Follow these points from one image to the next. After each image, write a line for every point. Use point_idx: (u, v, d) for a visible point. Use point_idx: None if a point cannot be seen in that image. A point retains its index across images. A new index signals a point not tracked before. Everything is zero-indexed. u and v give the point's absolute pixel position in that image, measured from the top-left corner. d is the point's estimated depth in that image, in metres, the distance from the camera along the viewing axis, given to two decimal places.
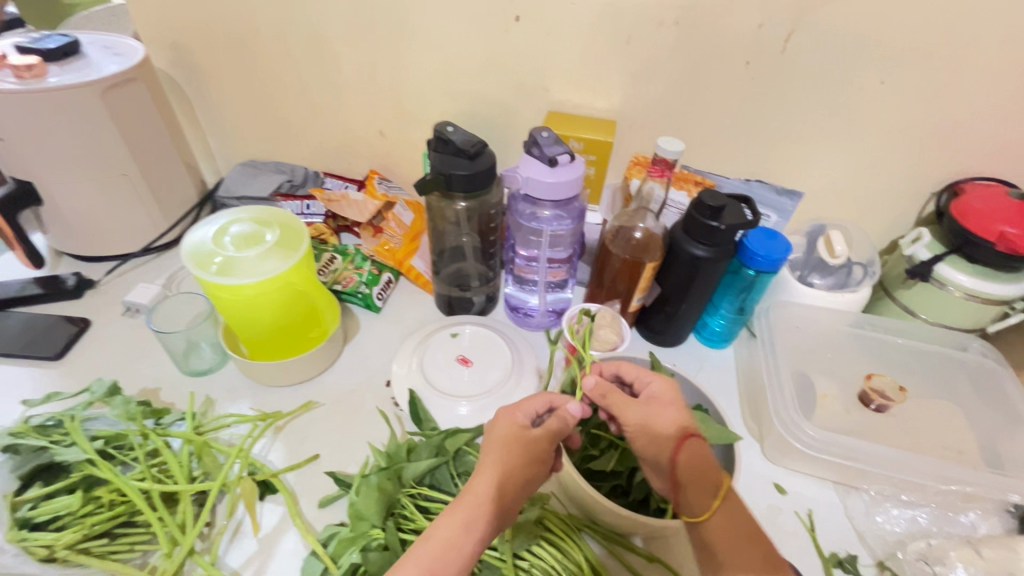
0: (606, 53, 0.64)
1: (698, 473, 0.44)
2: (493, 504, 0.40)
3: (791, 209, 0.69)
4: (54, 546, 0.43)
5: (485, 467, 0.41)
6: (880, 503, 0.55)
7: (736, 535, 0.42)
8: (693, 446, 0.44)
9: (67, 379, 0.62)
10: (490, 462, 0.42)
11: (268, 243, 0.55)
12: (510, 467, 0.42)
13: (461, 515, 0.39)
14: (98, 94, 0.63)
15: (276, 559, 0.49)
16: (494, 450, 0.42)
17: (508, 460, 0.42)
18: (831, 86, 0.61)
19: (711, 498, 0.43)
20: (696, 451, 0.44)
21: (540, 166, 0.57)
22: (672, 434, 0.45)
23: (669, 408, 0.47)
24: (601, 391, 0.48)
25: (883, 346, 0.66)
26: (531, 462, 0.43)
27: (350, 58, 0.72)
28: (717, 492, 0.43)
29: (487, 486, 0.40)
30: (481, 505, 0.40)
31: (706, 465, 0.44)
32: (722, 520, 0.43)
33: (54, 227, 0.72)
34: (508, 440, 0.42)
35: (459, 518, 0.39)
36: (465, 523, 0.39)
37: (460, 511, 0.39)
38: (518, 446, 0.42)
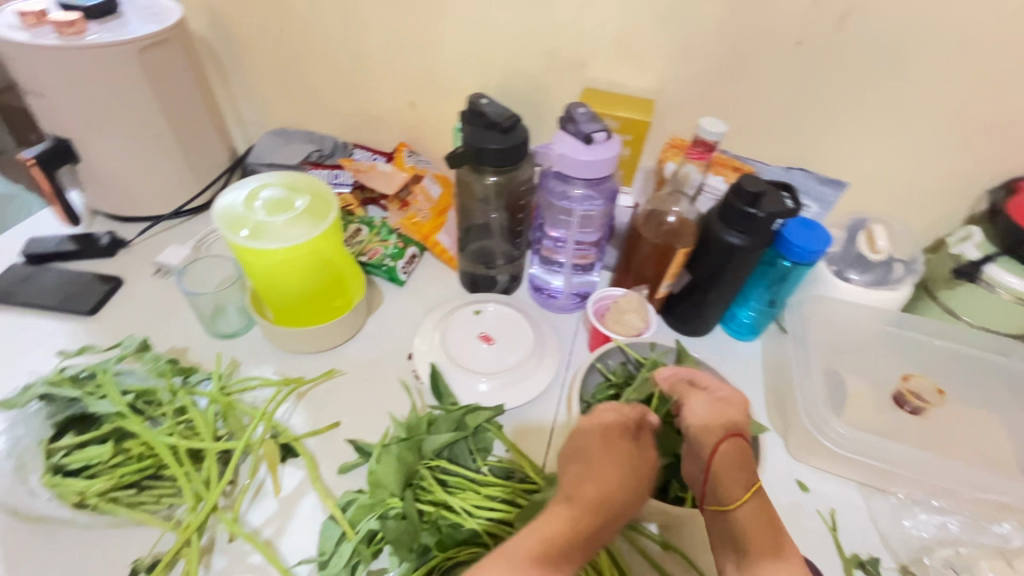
0: (648, 27, 0.61)
1: (733, 469, 0.43)
2: (602, 514, 0.39)
3: (832, 200, 0.66)
4: (86, 492, 0.44)
5: (598, 474, 0.41)
6: (908, 507, 0.53)
7: (765, 527, 0.41)
8: (734, 443, 0.43)
9: (100, 335, 0.63)
10: (601, 470, 0.42)
11: (298, 210, 0.55)
12: (624, 479, 0.42)
13: (576, 519, 0.38)
14: (134, 54, 0.64)
15: (294, 521, 0.50)
16: (601, 460, 0.42)
17: (617, 473, 0.42)
18: (887, 71, 0.58)
19: (740, 490, 0.42)
20: (740, 450, 0.43)
21: (575, 143, 0.55)
22: (720, 426, 0.44)
23: (736, 404, 0.46)
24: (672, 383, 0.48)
25: (921, 348, 0.63)
26: (640, 486, 0.42)
27: (384, 26, 0.71)
28: (748, 486, 0.42)
29: (601, 498, 0.40)
30: (592, 516, 0.39)
31: (746, 461, 0.43)
32: (752, 513, 0.42)
33: (91, 185, 0.74)
34: (619, 452, 0.43)
35: (565, 520, 0.38)
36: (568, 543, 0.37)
37: (569, 516, 0.39)
38: (630, 460, 0.43)
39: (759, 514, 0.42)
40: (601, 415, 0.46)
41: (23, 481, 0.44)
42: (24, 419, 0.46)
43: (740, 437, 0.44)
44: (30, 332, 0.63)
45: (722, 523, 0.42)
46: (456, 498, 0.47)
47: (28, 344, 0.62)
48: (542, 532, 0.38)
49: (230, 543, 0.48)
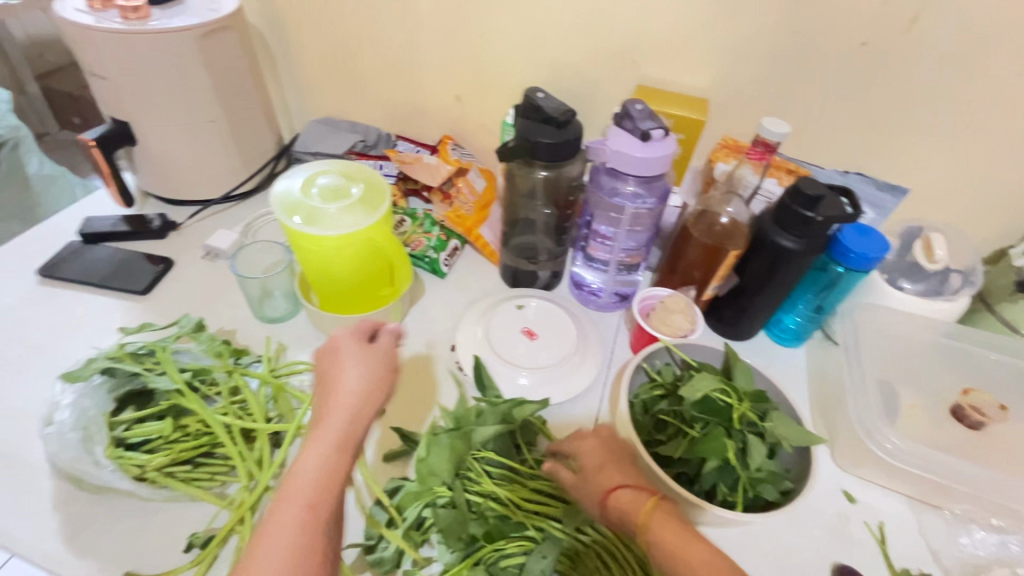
0: (706, 25, 0.61)
1: (629, 513, 0.41)
2: (323, 486, 0.40)
3: (892, 207, 0.64)
4: (146, 466, 0.46)
5: (337, 399, 0.45)
6: (963, 525, 0.51)
7: (705, 558, 0.38)
8: (624, 490, 0.43)
9: (152, 314, 0.64)
10: (321, 438, 0.42)
11: (352, 198, 0.55)
12: (327, 442, 0.42)
13: (301, 506, 0.39)
14: (195, 40, 0.65)
15: (341, 505, 0.50)
16: (333, 402, 0.45)
17: (343, 429, 0.44)
18: (955, 75, 0.56)
19: (666, 522, 0.40)
20: (635, 495, 0.42)
21: (631, 140, 0.55)
22: (593, 465, 0.45)
23: (604, 449, 0.47)
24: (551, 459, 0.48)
25: (979, 363, 0.60)
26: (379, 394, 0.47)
27: (436, 19, 0.71)
28: (681, 519, 0.41)
29: (322, 448, 0.42)
30: (302, 481, 0.40)
31: (641, 488, 0.43)
32: (676, 534, 0.39)
33: (145, 168, 0.75)
34: (363, 370, 0.47)
35: (312, 471, 0.41)
36: (305, 517, 0.38)
37: (306, 507, 0.39)
38: (370, 369, 0.47)
39: (668, 526, 0.40)
40: (356, 380, 0.46)
41: (89, 452, 0.45)
42: (90, 393, 0.48)
43: (627, 485, 0.43)
44: (86, 309, 0.64)
45: (650, 554, 0.40)
46: (504, 489, 0.48)
47: (85, 320, 0.63)
48: (305, 497, 0.39)
49: None
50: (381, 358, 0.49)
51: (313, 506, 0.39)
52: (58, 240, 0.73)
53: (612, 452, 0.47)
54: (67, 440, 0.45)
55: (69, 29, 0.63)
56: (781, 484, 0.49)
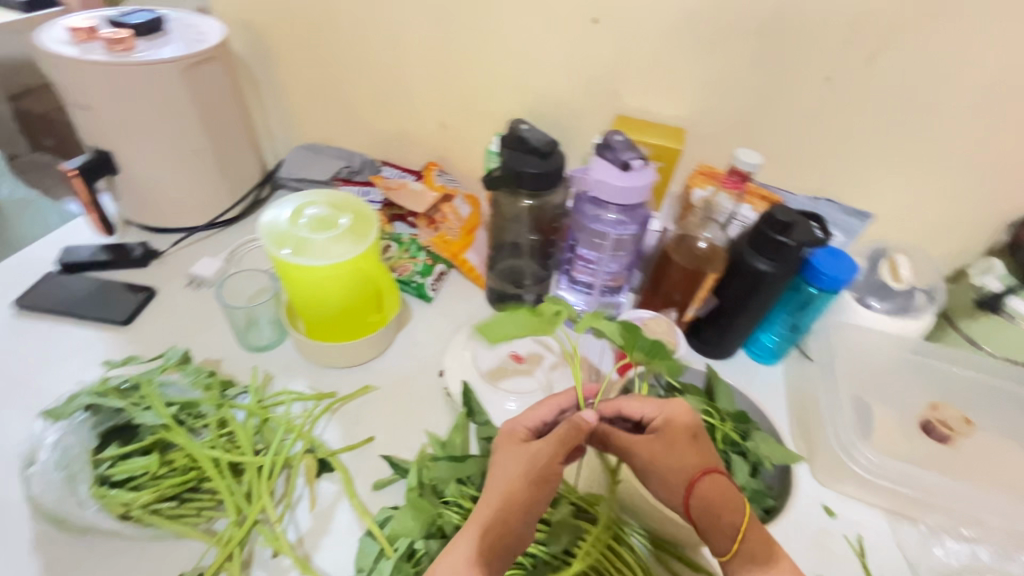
0: (682, 59, 0.64)
1: (719, 516, 0.40)
2: (491, 533, 0.40)
3: (859, 230, 0.66)
4: (131, 504, 0.45)
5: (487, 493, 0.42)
6: (937, 536, 0.54)
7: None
8: (710, 485, 0.41)
9: (134, 345, 0.64)
10: (494, 489, 0.42)
11: (341, 227, 0.56)
12: (511, 493, 0.41)
13: (463, 552, 0.39)
14: (180, 71, 0.65)
15: (331, 536, 0.50)
16: (498, 477, 0.43)
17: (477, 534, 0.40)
18: (914, 107, 0.60)
19: (729, 540, 0.40)
20: (715, 486, 0.41)
21: (612, 169, 0.57)
22: (693, 467, 0.42)
23: (687, 446, 0.42)
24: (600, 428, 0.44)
25: (944, 375, 0.63)
26: (533, 475, 0.42)
27: (422, 50, 0.73)
28: (736, 535, 0.40)
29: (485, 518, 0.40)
30: (495, 526, 0.40)
31: (729, 496, 0.41)
32: (744, 564, 0.40)
33: (127, 196, 0.75)
34: (516, 463, 0.43)
35: (494, 501, 0.41)
36: (479, 546, 0.39)
37: (474, 540, 0.39)
38: (523, 466, 0.42)
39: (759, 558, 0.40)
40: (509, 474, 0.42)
41: (73, 491, 0.44)
42: (73, 430, 0.47)
43: (717, 473, 0.41)
44: (66, 341, 0.63)
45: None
46: None
47: (65, 353, 0.62)
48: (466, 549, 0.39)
49: (271, 558, 0.47)
50: (546, 470, 0.42)
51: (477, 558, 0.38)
52: (35, 270, 0.71)
53: (695, 437, 0.43)
54: (49, 481, 0.44)
55: (52, 60, 0.63)
56: (763, 503, 0.52)
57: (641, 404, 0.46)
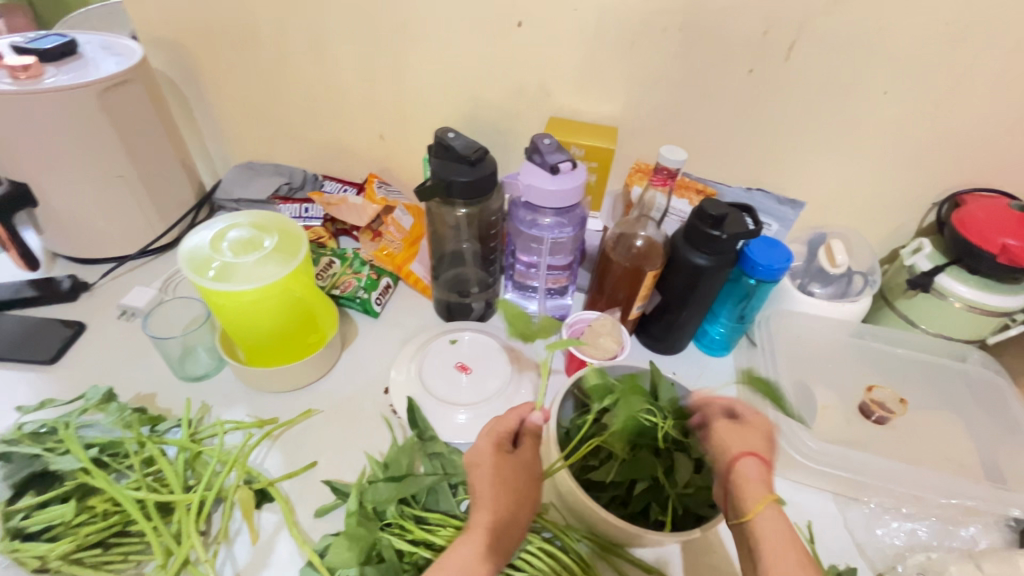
0: (609, 58, 0.64)
1: (745, 483, 0.42)
2: (501, 530, 0.42)
3: (793, 218, 0.68)
4: (47, 556, 0.42)
5: (484, 498, 0.43)
6: (880, 515, 0.54)
7: (783, 542, 0.39)
8: (750, 461, 0.43)
9: (61, 384, 0.61)
10: (493, 489, 0.44)
11: (267, 248, 0.54)
12: (510, 492, 0.44)
13: (480, 540, 0.41)
14: (95, 96, 0.63)
15: (270, 569, 0.48)
16: (494, 480, 0.44)
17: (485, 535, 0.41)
18: (836, 94, 0.61)
19: (754, 498, 0.41)
20: (757, 468, 0.43)
21: (541, 173, 0.57)
22: (733, 445, 0.45)
23: (535, 463, 0.48)
24: (706, 398, 0.52)
25: (882, 356, 0.66)
26: (527, 478, 0.46)
27: (351, 61, 0.72)
28: (771, 494, 0.41)
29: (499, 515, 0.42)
30: (501, 522, 0.42)
31: (767, 481, 0.42)
32: (766, 525, 0.40)
33: (50, 228, 0.72)
34: (500, 462, 0.45)
35: (503, 506, 0.43)
36: (490, 543, 0.41)
37: (476, 538, 0.41)
38: (507, 468, 0.45)
39: (774, 527, 0.40)
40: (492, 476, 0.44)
41: None
42: None
43: (761, 455, 0.44)
44: None
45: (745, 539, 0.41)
46: (435, 535, 0.47)
47: None
48: (471, 544, 0.40)
49: None
50: (532, 469, 0.47)
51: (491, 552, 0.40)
52: None
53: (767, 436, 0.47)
54: None
55: None
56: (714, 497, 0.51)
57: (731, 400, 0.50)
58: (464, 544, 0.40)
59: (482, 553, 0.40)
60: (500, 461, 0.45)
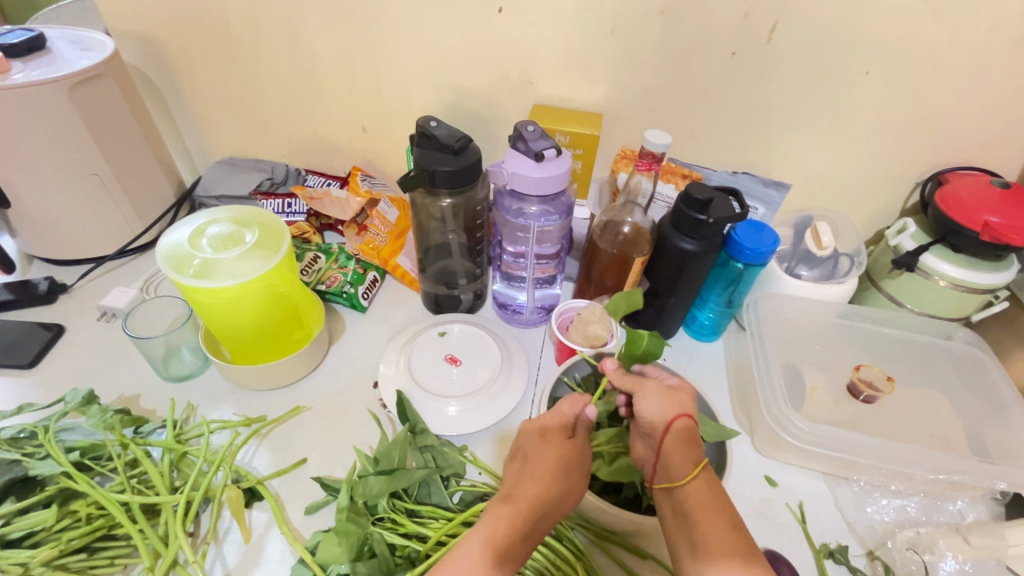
0: (591, 44, 0.63)
1: (674, 453, 0.43)
2: (537, 513, 0.41)
3: (778, 201, 0.69)
4: (29, 563, 0.41)
5: (536, 476, 0.43)
6: (870, 493, 0.55)
7: (711, 506, 0.41)
8: (680, 427, 0.44)
9: (41, 389, 0.60)
10: (541, 475, 0.43)
11: (248, 244, 0.53)
12: (563, 479, 0.43)
13: (515, 517, 0.40)
14: (64, 92, 0.61)
15: (261, 567, 0.48)
16: (545, 465, 0.43)
17: (528, 515, 0.40)
18: (818, 76, 0.61)
19: (693, 466, 0.43)
20: (685, 433, 0.44)
21: (526, 161, 0.56)
22: (670, 407, 0.46)
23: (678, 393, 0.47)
24: (622, 376, 0.50)
25: (869, 336, 0.66)
26: (577, 474, 0.44)
27: (330, 52, 0.70)
28: (698, 461, 0.43)
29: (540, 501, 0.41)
30: (539, 511, 0.41)
31: (694, 444, 0.44)
32: (700, 490, 0.42)
33: (24, 230, 0.70)
34: (560, 453, 0.44)
35: (546, 491, 0.42)
36: (524, 528, 0.40)
37: (509, 517, 0.40)
38: (565, 454, 0.44)
39: (708, 492, 0.42)
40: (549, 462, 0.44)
41: None
42: None
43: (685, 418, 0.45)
44: None
45: (673, 501, 0.43)
46: (428, 528, 0.47)
47: None
48: (508, 519, 0.40)
49: None
50: (580, 463, 0.45)
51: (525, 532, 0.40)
52: None
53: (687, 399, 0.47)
54: None
55: None
56: None
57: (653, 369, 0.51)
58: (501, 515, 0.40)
59: (512, 538, 0.39)
60: (563, 448, 0.45)
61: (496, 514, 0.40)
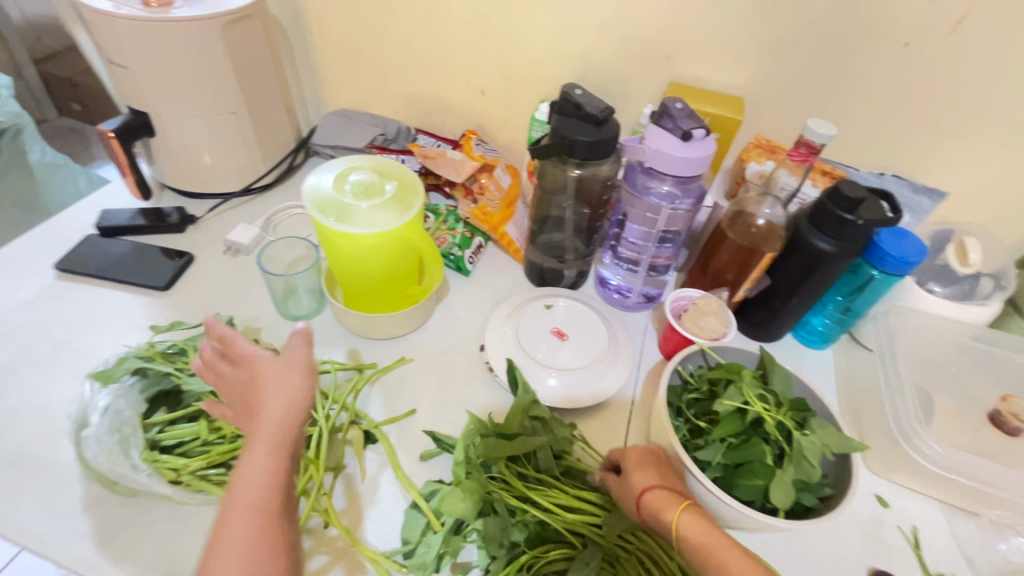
0: (746, 22, 0.60)
1: (659, 510, 0.43)
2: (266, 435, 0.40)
3: (928, 210, 0.62)
4: (182, 469, 0.45)
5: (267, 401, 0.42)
6: (998, 531, 0.52)
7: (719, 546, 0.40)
8: (660, 492, 0.44)
9: (176, 310, 0.63)
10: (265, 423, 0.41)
11: (386, 196, 0.54)
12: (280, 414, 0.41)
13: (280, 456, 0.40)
14: (219, 29, 0.63)
15: (377, 507, 0.49)
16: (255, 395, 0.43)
17: (274, 447, 0.40)
18: (1000, 76, 0.56)
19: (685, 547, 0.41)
20: (660, 501, 0.43)
21: (671, 139, 0.54)
22: (644, 481, 0.45)
23: (639, 468, 0.47)
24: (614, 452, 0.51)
25: (1016, 367, 0.60)
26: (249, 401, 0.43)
27: (464, 9, 0.69)
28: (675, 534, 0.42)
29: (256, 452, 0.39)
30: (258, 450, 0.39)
31: (664, 499, 0.43)
32: (695, 536, 0.41)
33: (162, 159, 0.73)
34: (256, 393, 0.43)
35: (267, 464, 0.39)
36: (278, 441, 0.40)
37: (276, 457, 0.39)
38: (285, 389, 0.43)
39: (699, 533, 0.41)
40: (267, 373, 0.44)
41: (126, 455, 0.44)
42: (123, 393, 0.47)
43: (654, 487, 0.44)
44: (108, 305, 0.63)
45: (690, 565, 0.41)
46: (540, 494, 0.47)
47: (105, 316, 0.62)
48: (271, 458, 0.39)
49: (321, 529, 0.47)
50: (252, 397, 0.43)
51: (272, 524, 0.37)
52: (73, 233, 0.71)
53: (654, 462, 0.48)
54: (103, 443, 0.44)
55: (90, 16, 0.61)
56: (812, 498, 0.49)
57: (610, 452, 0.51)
58: (237, 545, 0.35)
59: (274, 465, 0.39)
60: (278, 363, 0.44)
61: (244, 519, 0.36)
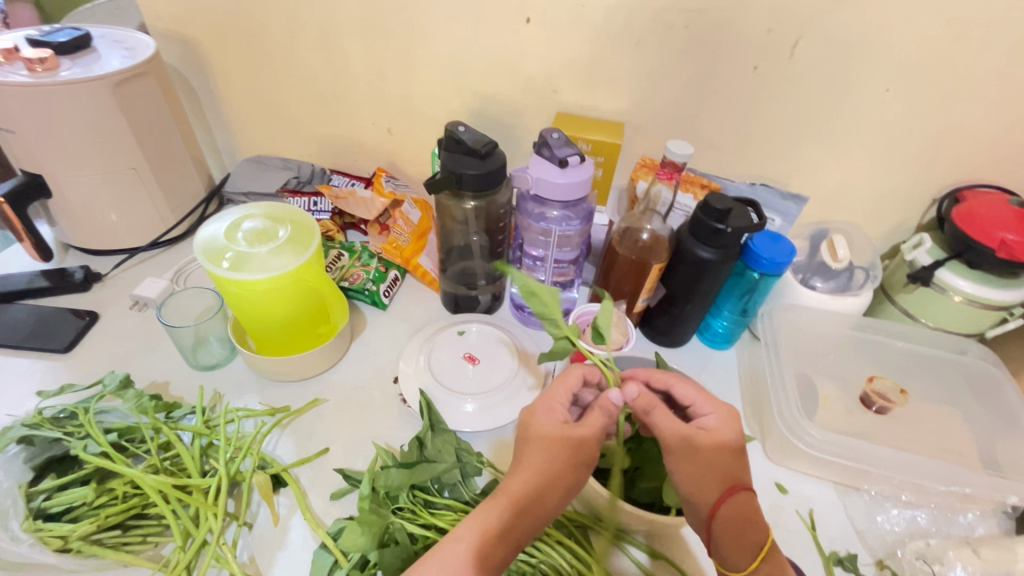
0: (616, 56, 0.65)
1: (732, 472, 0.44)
2: (521, 506, 0.41)
3: (796, 213, 0.69)
4: (69, 536, 0.44)
5: (524, 467, 0.42)
6: (880, 503, 0.56)
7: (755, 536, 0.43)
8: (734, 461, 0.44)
9: (78, 372, 0.62)
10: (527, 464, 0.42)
11: (280, 240, 0.55)
12: (547, 470, 0.42)
13: (492, 515, 0.40)
14: (110, 88, 0.63)
15: (286, 551, 0.49)
16: (557, 450, 0.42)
17: (518, 504, 0.41)
18: (838, 91, 0.62)
19: (750, 558, 0.42)
20: (740, 506, 0.43)
21: (550, 167, 0.57)
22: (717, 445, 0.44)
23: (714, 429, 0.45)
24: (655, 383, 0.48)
25: (884, 349, 0.67)
26: (569, 460, 0.42)
27: (360, 55, 0.73)
28: (758, 553, 0.42)
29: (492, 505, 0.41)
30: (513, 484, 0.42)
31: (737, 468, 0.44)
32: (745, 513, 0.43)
33: (63, 220, 0.73)
34: (545, 443, 0.43)
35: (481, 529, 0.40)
36: (509, 512, 0.41)
37: (488, 520, 0.40)
38: (558, 445, 0.43)
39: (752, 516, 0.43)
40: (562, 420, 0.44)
41: (4, 526, 0.43)
42: (4, 463, 0.45)
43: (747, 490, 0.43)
44: (4, 373, 0.61)
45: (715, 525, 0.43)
46: (444, 520, 0.48)
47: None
48: (489, 520, 0.40)
49: None
50: (585, 453, 0.43)
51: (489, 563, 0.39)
52: None
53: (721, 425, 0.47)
54: None
55: None
56: None
57: (680, 389, 0.48)
58: None
59: (495, 528, 0.40)
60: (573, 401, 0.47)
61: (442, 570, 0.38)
